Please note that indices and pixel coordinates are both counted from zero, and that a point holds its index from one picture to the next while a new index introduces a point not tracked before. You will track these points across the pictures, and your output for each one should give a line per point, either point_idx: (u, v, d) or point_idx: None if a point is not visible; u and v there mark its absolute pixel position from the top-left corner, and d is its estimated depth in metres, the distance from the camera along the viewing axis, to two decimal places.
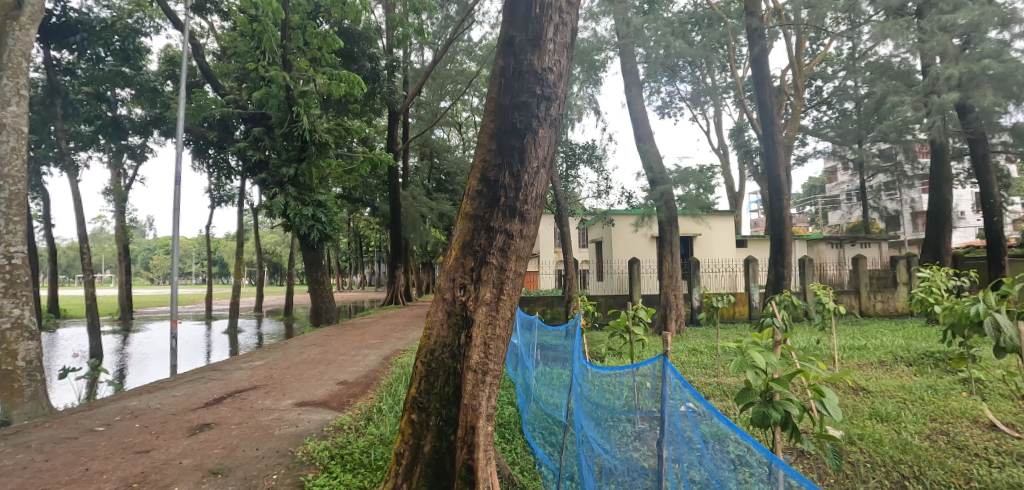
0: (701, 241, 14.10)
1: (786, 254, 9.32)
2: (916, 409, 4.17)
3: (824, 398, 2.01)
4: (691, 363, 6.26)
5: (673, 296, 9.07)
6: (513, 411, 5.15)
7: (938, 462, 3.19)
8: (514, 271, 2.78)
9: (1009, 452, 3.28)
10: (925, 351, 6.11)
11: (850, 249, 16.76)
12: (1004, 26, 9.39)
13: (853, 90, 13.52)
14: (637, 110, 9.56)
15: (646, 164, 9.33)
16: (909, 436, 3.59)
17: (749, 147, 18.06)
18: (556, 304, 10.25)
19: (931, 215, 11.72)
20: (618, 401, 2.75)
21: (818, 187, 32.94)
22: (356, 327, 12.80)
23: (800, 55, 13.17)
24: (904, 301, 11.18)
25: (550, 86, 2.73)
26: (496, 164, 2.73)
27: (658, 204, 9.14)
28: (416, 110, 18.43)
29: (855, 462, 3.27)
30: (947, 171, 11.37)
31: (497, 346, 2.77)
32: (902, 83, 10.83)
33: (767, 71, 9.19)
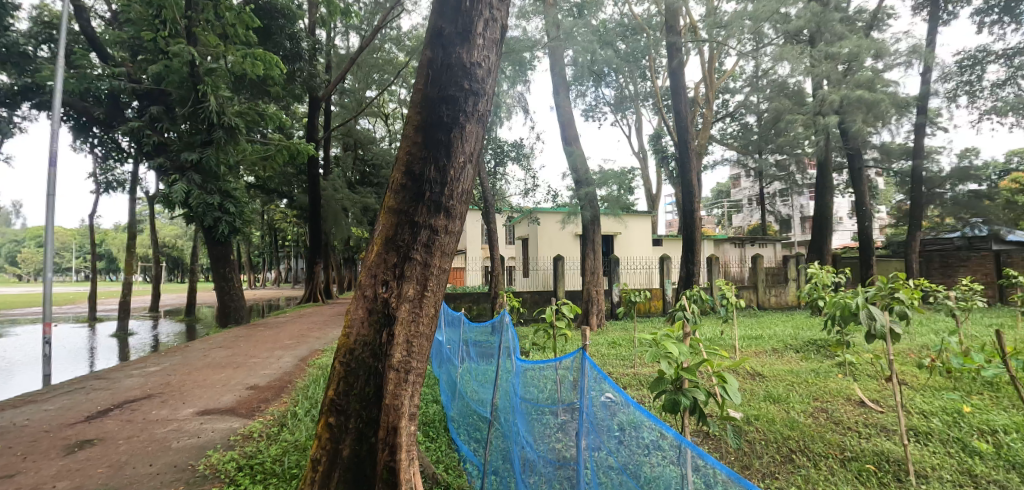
0: (622, 240, 14.78)
1: (696, 254, 10.00)
2: (802, 390, 4.66)
3: (726, 384, 2.18)
4: (610, 355, 6.55)
5: (594, 292, 9.43)
6: (437, 409, 5.08)
7: (819, 436, 3.60)
8: (438, 267, 2.73)
9: (873, 424, 3.79)
10: (810, 339, 6.85)
11: (749, 248, 18.46)
12: (877, 57, 10.77)
13: (755, 105, 14.85)
14: (565, 113, 9.78)
15: (571, 166, 9.58)
16: (796, 415, 4.01)
17: (665, 152, 19.20)
18: (482, 301, 10.27)
19: (816, 219, 13.16)
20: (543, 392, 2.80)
21: (723, 192, 35.73)
22: (269, 327, 11.98)
23: (712, 69, 14.22)
24: (793, 295, 12.53)
25: (478, 81, 2.70)
26: (421, 157, 2.67)
27: (582, 204, 9.37)
28: (339, 98, 17.54)
29: (753, 441, 3.60)
30: (829, 182, 12.86)
31: (421, 345, 2.71)
32: (794, 101, 12.10)
33: (683, 84, 9.79)
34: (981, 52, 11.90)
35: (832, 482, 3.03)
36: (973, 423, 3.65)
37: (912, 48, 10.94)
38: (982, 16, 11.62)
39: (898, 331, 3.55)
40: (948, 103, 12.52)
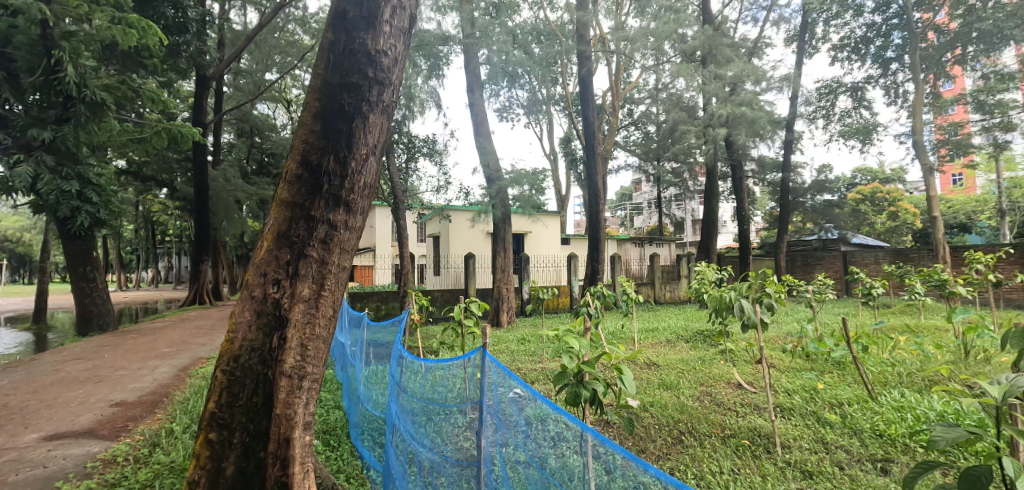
0: (531, 239, 15.12)
1: (601, 253, 10.51)
2: (690, 377, 5.09)
3: (623, 374, 2.30)
4: (519, 351, 6.65)
5: (504, 289, 9.55)
6: (339, 415, 4.80)
7: (704, 418, 3.94)
8: (337, 265, 2.57)
9: (748, 404, 4.23)
10: (697, 330, 7.52)
11: (648, 248, 19.85)
12: (756, 81, 12.11)
13: (655, 116, 15.98)
14: (478, 110, 9.76)
15: (483, 163, 9.59)
16: (684, 399, 4.36)
17: (574, 155, 19.98)
18: (391, 300, 9.91)
19: (705, 222, 14.47)
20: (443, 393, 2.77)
21: (627, 196, 38.04)
22: (142, 333, 10.57)
23: (619, 79, 15.04)
24: (684, 291, 13.69)
25: (383, 71, 2.57)
26: (319, 147, 2.48)
27: (494, 203, 9.40)
28: (233, 79, 15.92)
29: (648, 425, 3.86)
30: (716, 189, 14.22)
31: (316, 347, 2.53)
32: (688, 114, 13.21)
33: (591, 90, 10.23)
34: (836, 84, 13.88)
35: (714, 458, 3.34)
36: (826, 397, 4.22)
37: (784, 75, 12.45)
38: (837, 53, 13.57)
39: (767, 320, 4.01)
40: (810, 124, 14.44)
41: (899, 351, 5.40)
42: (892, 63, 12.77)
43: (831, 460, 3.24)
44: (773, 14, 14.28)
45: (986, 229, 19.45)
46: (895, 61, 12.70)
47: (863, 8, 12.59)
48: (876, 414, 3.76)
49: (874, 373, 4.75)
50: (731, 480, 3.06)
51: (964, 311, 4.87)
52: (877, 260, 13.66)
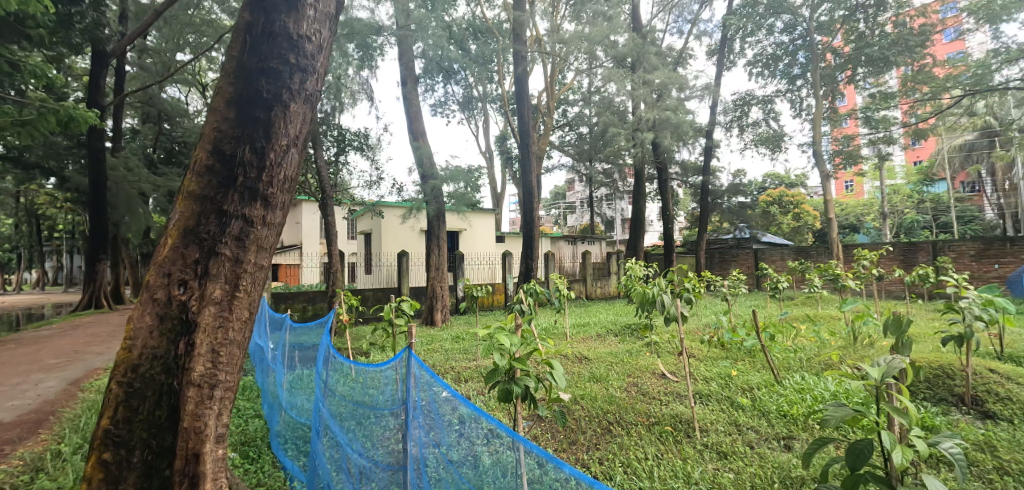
0: (467, 236, 15.04)
1: (535, 251, 10.68)
2: (618, 369, 5.30)
3: (553, 369, 2.34)
4: (453, 350, 6.58)
5: (438, 288, 9.43)
6: (260, 424, 4.50)
7: (631, 407, 4.11)
8: (255, 264, 2.39)
9: (671, 392, 4.48)
10: (625, 324, 7.86)
11: (580, 245, 20.44)
12: (680, 89, 12.82)
13: (587, 118, 16.46)
14: (412, 104, 9.52)
15: (417, 158, 9.37)
16: (613, 390, 4.53)
17: (510, 154, 20.11)
18: (319, 300, 9.45)
19: (633, 221, 15.13)
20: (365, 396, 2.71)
21: (560, 195, 38.90)
22: (22, 343, 9.28)
23: (554, 81, 15.32)
24: (614, 287, 14.24)
25: (306, 57, 2.43)
26: (233, 136, 2.30)
27: (427, 199, 9.22)
28: (137, 58, 14.37)
29: (579, 417, 3.97)
30: (643, 190, 14.91)
31: (230, 353, 2.35)
32: (618, 117, 13.72)
33: (527, 90, 10.33)
34: (749, 95, 15.04)
35: (639, 445, 3.50)
36: (739, 383, 4.56)
37: (705, 85, 13.29)
38: (751, 67, 14.70)
39: (686, 313, 4.26)
40: (727, 131, 15.54)
41: (800, 338, 5.97)
42: (798, 79, 14.05)
43: (743, 440, 3.51)
44: (696, 28, 15.21)
45: (871, 230, 22.00)
46: (799, 77, 13.98)
47: (774, 27, 13.74)
48: (780, 397, 4.12)
49: (779, 359, 5.20)
50: (654, 465, 3.22)
51: (852, 302, 5.46)
52: (783, 257, 14.99)
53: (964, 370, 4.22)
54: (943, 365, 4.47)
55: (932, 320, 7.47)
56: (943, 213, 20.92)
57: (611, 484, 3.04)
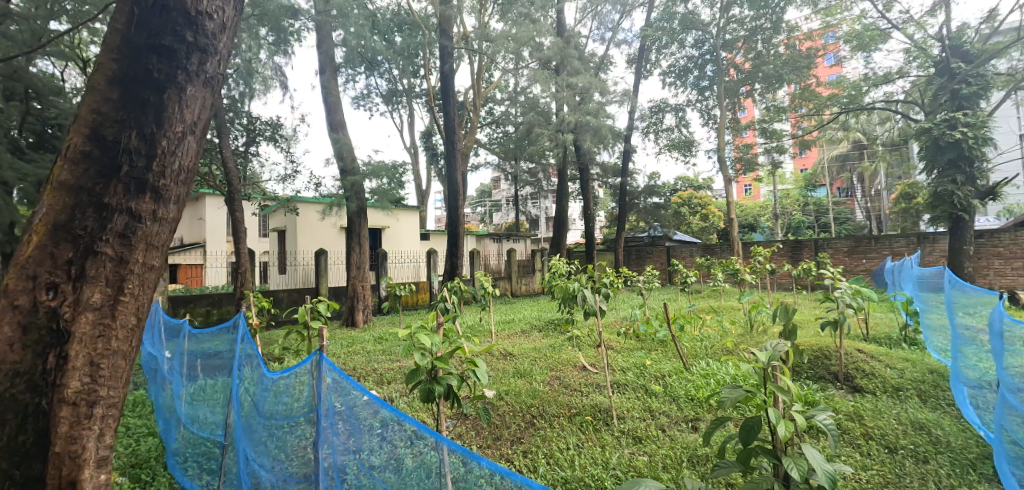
0: (390, 234, 14.60)
1: (460, 249, 10.62)
2: (541, 363, 5.43)
3: (476, 367, 2.35)
4: (375, 351, 6.35)
5: (360, 287, 9.08)
6: (154, 443, 4.05)
7: (553, 400, 4.22)
8: (143, 264, 2.14)
9: (590, 383, 4.66)
10: (549, 320, 8.06)
11: (505, 243, 20.66)
12: (601, 94, 13.37)
13: (513, 117, 16.62)
14: (331, 95, 9.02)
15: (336, 152, 8.91)
16: (535, 385, 4.64)
17: (436, 150, 19.80)
18: (225, 303, 8.70)
19: (557, 220, 15.55)
20: (270, 405, 2.56)
21: (487, 194, 38.94)
22: None
23: (480, 79, 15.30)
24: (538, 284, 14.56)
25: (207, 36, 2.21)
26: (116, 120, 2.04)
27: (347, 195, 8.80)
28: None
29: (503, 413, 4.02)
30: (566, 190, 15.38)
31: (113, 365, 2.09)
32: (543, 118, 14.00)
33: (452, 87, 10.22)
34: (663, 103, 16.05)
35: (561, 436, 3.61)
36: (652, 371, 4.86)
37: (624, 91, 13.96)
38: (666, 77, 15.67)
39: (604, 307, 4.46)
40: (643, 136, 16.44)
41: (706, 328, 6.48)
42: (706, 90, 15.22)
43: (656, 425, 3.74)
44: (617, 36, 15.94)
45: (765, 229, 24.39)
46: (707, 88, 15.14)
47: (685, 41, 14.78)
48: (688, 382, 4.45)
49: (688, 348, 5.61)
50: (575, 454, 3.34)
51: (750, 293, 6.01)
52: (692, 254, 16.18)
53: (838, 351, 4.82)
54: (823, 348, 5.06)
55: (813, 309, 8.46)
56: (823, 214, 23.74)
57: (535, 476, 3.11)
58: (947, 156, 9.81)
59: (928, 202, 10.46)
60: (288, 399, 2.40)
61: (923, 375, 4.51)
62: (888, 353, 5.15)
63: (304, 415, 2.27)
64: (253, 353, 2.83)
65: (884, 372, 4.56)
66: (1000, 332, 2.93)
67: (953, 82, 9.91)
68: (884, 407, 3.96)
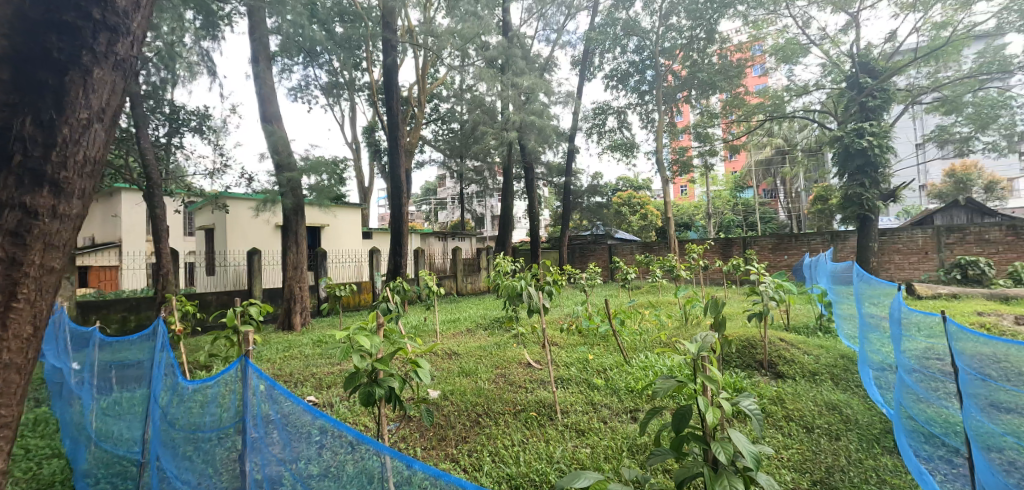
0: (329, 232, 14.02)
1: (404, 247, 10.40)
2: (486, 361, 5.42)
3: (419, 368, 2.30)
4: (313, 355, 6.07)
5: (297, 288, 8.66)
6: (58, 465, 3.65)
7: (499, 398, 4.23)
8: (41, 267, 1.91)
9: (535, 380, 4.72)
10: (494, 318, 8.07)
11: (450, 242, 20.48)
12: (545, 94, 13.53)
13: (458, 115, 16.46)
14: (265, 85, 8.51)
15: (271, 145, 8.42)
16: (480, 383, 4.63)
17: (378, 146, 19.25)
18: (143, 308, 8.00)
19: (503, 218, 15.59)
20: (194, 418, 2.38)
21: (431, 191, 38.32)
22: None
23: (425, 74, 15.03)
24: (484, 282, 14.55)
25: (119, 15, 2.02)
26: (8, 104, 1.83)
27: (283, 191, 8.33)
28: None
29: (448, 413, 3.98)
30: (512, 188, 15.45)
31: (5, 379, 1.87)
32: (488, 116, 13.98)
33: (396, 81, 9.96)
34: (606, 105, 16.51)
35: (507, 433, 3.63)
36: (594, 366, 4.99)
37: (568, 92, 14.21)
38: (609, 80, 16.12)
39: (548, 304, 4.53)
40: (586, 136, 16.83)
41: (645, 322, 6.74)
42: (646, 94, 15.79)
43: (598, 417, 3.84)
44: (562, 38, 16.19)
45: (699, 228, 25.74)
46: (646, 92, 15.72)
47: (627, 46, 15.26)
48: (629, 375, 4.61)
49: (628, 342, 5.82)
50: (520, 450, 3.37)
51: (685, 288, 6.31)
52: (632, 252, 16.78)
53: (763, 340, 5.17)
54: (749, 338, 5.42)
55: (741, 302, 9.02)
56: (750, 214, 25.42)
57: (480, 475, 3.10)
58: (856, 161, 10.78)
59: (840, 203, 11.45)
60: (215, 410, 2.26)
61: (836, 360, 4.94)
62: (806, 341, 5.59)
63: (230, 428, 2.14)
64: (172, 363, 2.62)
65: (802, 359, 4.95)
66: (900, 319, 3.25)
67: (861, 95, 10.91)
68: (802, 391, 4.29)
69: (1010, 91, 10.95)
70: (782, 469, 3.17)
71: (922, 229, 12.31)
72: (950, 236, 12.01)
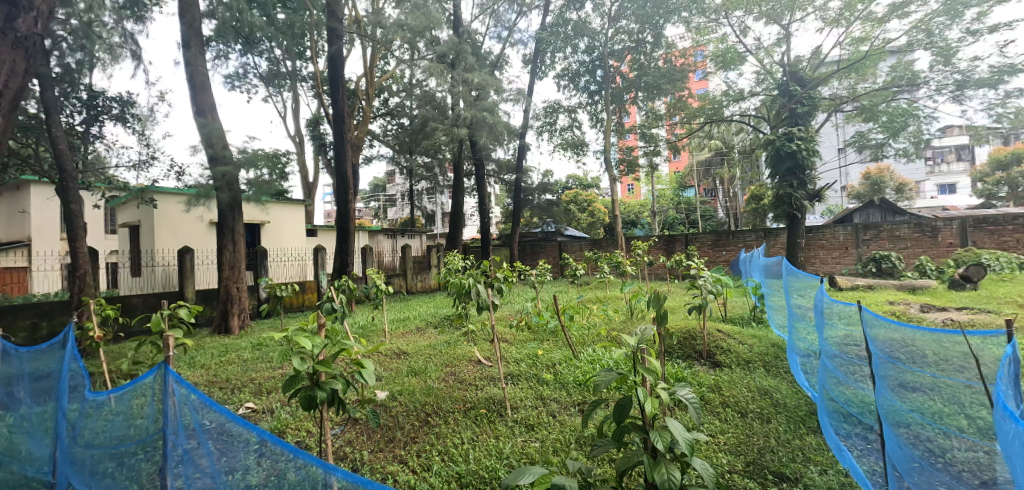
0: (270, 229, 13.36)
1: (351, 245, 10.09)
2: (436, 360, 5.37)
3: (363, 368, 2.25)
4: (252, 359, 5.77)
5: (234, 289, 8.20)
6: None
7: (448, 396, 4.20)
8: None
9: (485, 377, 4.72)
10: (444, 316, 8.00)
11: (400, 239, 20.08)
12: (496, 91, 13.53)
13: (407, 110, 16.13)
14: (197, 72, 7.97)
15: (204, 137, 7.89)
16: (429, 382, 4.57)
17: (324, 140, 18.53)
18: (57, 314, 7.29)
19: (453, 215, 15.45)
20: (109, 433, 2.19)
21: (380, 187, 37.33)
22: None
23: (373, 67, 14.61)
24: (434, 280, 14.38)
25: None
26: None
27: (218, 186, 7.82)
28: None
29: (396, 413, 3.91)
30: (463, 185, 15.34)
31: None
32: (438, 112, 13.80)
33: (342, 74, 9.63)
34: (557, 105, 16.73)
35: (456, 431, 3.61)
36: (542, 361, 5.06)
37: (518, 90, 14.27)
38: (560, 79, 16.32)
39: (497, 301, 4.55)
40: (538, 134, 16.98)
41: (593, 316, 6.93)
42: (595, 94, 16.14)
43: (547, 411, 3.90)
44: (513, 36, 16.22)
45: (645, 225, 26.66)
46: (595, 93, 16.06)
47: (578, 47, 15.51)
48: (577, 368, 4.71)
49: (576, 336, 5.95)
50: (470, 448, 3.36)
51: (630, 283, 6.52)
52: (581, 249, 17.13)
53: (702, 331, 5.45)
54: (689, 329, 5.69)
55: (683, 296, 9.44)
56: (692, 212, 26.62)
57: (428, 475, 3.06)
58: (786, 163, 11.57)
59: (773, 202, 12.20)
60: (133, 423, 2.09)
61: (767, 348, 5.28)
62: (741, 331, 5.94)
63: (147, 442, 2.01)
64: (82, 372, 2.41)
65: (737, 348, 5.25)
66: (823, 308, 3.53)
67: (791, 101, 11.69)
68: (737, 378, 4.55)
69: (918, 102, 11.96)
70: (718, 452, 3.35)
71: (843, 226, 13.36)
72: (867, 233, 13.11)
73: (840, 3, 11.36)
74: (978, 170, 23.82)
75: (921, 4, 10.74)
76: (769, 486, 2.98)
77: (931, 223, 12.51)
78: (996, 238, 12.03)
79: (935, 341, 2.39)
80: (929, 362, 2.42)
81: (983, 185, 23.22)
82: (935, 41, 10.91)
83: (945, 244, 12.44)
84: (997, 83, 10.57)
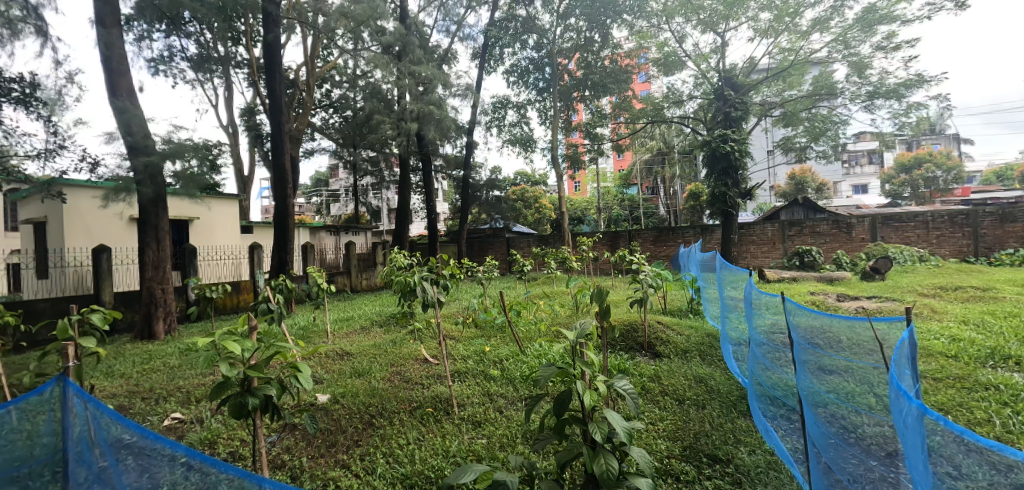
0: (199, 226, 12.48)
1: (290, 242, 9.63)
2: (381, 360, 5.24)
3: (299, 372, 2.15)
4: (179, 366, 5.38)
5: (159, 291, 7.62)
6: None
7: (393, 396, 4.12)
8: None
9: (431, 375, 4.66)
10: (389, 315, 7.81)
11: (343, 236, 19.37)
12: (444, 86, 13.35)
13: (351, 101, 15.55)
14: (114, 53, 7.27)
15: (122, 124, 7.21)
16: (375, 383, 4.46)
17: (259, 132, 17.53)
18: None
19: (400, 212, 15.12)
20: None
21: (322, 181, 35.77)
22: None
23: (314, 56, 13.97)
24: (379, 278, 14.02)
25: None
26: None
27: (139, 179, 7.19)
28: None
29: (339, 417, 3.78)
30: (409, 181, 15.03)
31: None
32: (385, 105, 13.42)
33: (280, 61, 9.13)
34: (506, 101, 16.76)
35: (402, 432, 3.55)
36: (490, 357, 5.07)
37: (467, 85, 14.17)
38: (509, 75, 16.37)
39: (443, 299, 4.49)
40: (486, 130, 16.92)
41: (539, 311, 7.03)
42: (544, 92, 16.31)
43: (494, 407, 3.92)
44: (461, 30, 16.05)
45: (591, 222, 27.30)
46: (544, 90, 16.23)
47: (527, 43, 15.57)
48: (523, 364, 4.77)
49: (522, 331, 6.01)
50: (416, 448, 3.31)
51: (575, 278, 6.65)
52: (529, 245, 17.27)
53: (643, 324, 5.67)
54: (631, 322, 5.90)
55: (626, 290, 9.75)
56: (635, 209, 27.55)
57: (372, 478, 3.00)
58: (721, 164, 12.24)
59: (710, 200, 12.84)
60: None
61: (702, 338, 5.57)
62: (679, 323, 6.22)
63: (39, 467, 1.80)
64: None
65: (676, 339, 5.49)
66: (752, 300, 3.76)
67: (726, 105, 12.34)
68: (675, 368, 4.75)
69: (836, 109, 12.94)
70: (658, 439, 3.50)
71: (771, 223, 14.30)
72: (791, 229, 14.12)
73: (770, 13, 12.10)
74: (885, 173, 26.28)
75: (840, 20, 11.66)
76: (703, 469, 3.15)
77: (847, 220, 13.60)
78: (900, 233, 13.28)
79: (849, 327, 2.69)
80: (843, 346, 2.70)
81: (890, 186, 25.67)
82: (851, 53, 11.89)
83: (859, 239, 13.59)
84: (903, 93, 11.68)
